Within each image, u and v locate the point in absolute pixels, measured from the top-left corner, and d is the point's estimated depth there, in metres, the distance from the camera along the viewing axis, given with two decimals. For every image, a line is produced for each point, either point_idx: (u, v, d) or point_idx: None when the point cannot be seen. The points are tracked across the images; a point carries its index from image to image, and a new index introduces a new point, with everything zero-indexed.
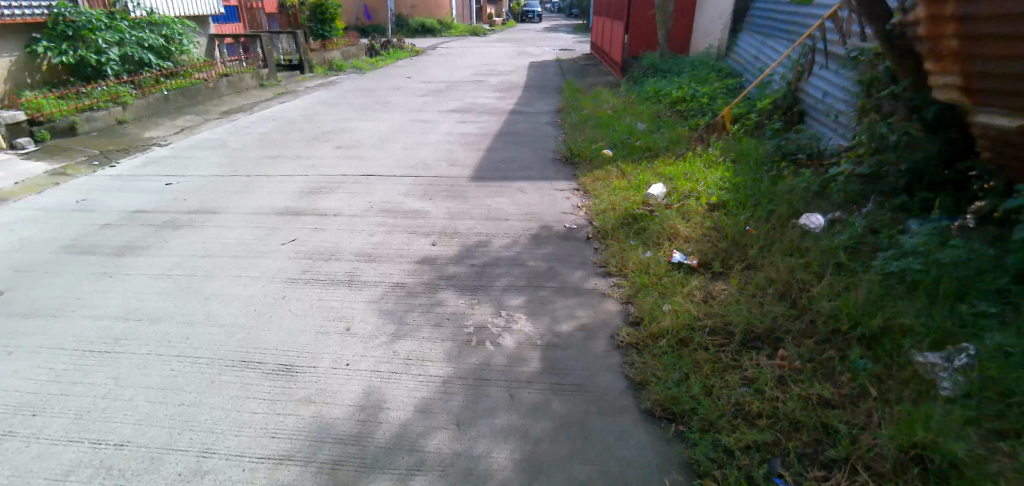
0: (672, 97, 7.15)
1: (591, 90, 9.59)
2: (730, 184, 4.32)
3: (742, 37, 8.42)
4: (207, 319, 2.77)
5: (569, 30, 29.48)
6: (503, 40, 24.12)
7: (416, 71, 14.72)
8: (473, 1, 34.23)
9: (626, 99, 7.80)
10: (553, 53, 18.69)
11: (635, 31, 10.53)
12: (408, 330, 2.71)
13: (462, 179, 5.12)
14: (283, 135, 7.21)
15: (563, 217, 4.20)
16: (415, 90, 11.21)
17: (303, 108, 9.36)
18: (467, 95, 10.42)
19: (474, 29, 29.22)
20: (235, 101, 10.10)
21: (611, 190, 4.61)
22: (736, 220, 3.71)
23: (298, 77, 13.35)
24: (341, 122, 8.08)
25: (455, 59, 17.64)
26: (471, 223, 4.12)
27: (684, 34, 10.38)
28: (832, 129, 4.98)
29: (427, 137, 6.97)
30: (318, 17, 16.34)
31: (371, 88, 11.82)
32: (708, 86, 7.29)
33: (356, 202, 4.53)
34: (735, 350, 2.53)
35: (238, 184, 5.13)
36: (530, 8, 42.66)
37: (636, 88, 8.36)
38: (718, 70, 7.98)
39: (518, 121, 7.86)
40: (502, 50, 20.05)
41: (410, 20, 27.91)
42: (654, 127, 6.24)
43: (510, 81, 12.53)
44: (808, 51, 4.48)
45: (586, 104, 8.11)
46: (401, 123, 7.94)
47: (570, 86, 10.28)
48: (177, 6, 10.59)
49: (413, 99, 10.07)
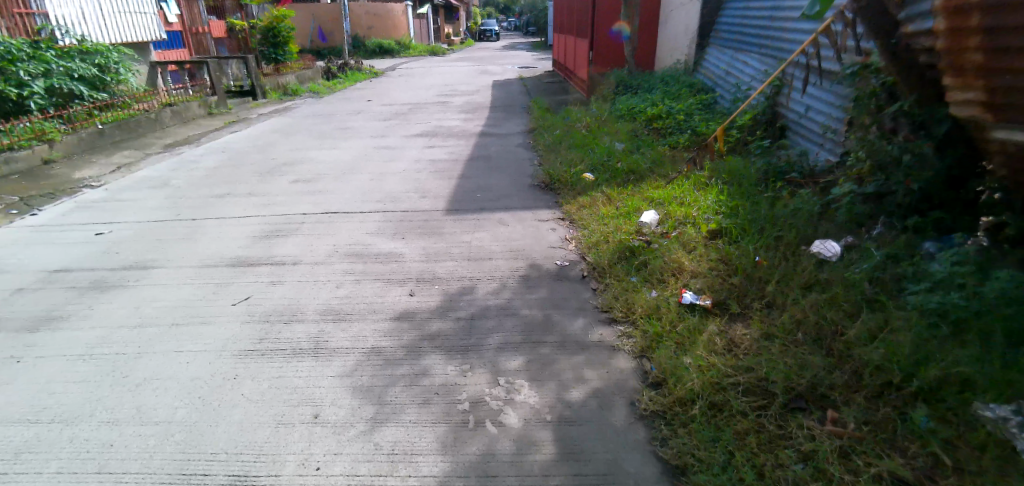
0: (646, 115, 6.92)
1: (560, 109, 9.32)
2: (728, 207, 3.99)
3: (711, 52, 8.29)
4: (139, 418, 2.33)
5: (527, 48, 29.50)
6: (463, 59, 23.88)
7: (375, 94, 14.26)
8: (430, 20, 33.99)
9: (599, 118, 7.54)
10: (515, 71, 18.50)
11: (600, 48, 10.37)
12: (390, 414, 2.29)
13: (435, 214, 4.71)
14: (234, 169, 6.68)
15: (552, 254, 3.81)
16: (376, 114, 10.74)
17: (256, 138, 8.81)
18: (431, 118, 10.01)
19: (432, 49, 28.94)
20: (180, 132, 9.49)
21: (599, 219, 4.26)
22: (743, 249, 3.33)
23: (250, 103, 12.76)
24: (298, 152, 7.55)
25: (416, 80, 17.29)
26: (451, 266, 3.69)
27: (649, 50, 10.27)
28: (819, 143, 4.77)
29: (393, 165, 6.52)
30: (269, 40, 15.53)
31: (330, 112, 11.30)
32: (682, 102, 7.09)
33: (318, 247, 4.05)
34: (779, 413, 2.14)
35: (182, 230, 4.60)
36: (486, 26, 42.77)
37: (608, 106, 8.14)
38: (690, 86, 7.81)
39: (488, 144, 7.49)
40: (463, 69, 19.78)
41: (367, 41, 27.43)
42: (633, 147, 5.97)
43: (474, 101, 12.19)
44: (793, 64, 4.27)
45: (558, 124, 7.83)
46: (364, 150, 7.48)
47: (538, 105, 10.00)
48: (111, 32, 10.08)
49: (375, 123, 9.61)
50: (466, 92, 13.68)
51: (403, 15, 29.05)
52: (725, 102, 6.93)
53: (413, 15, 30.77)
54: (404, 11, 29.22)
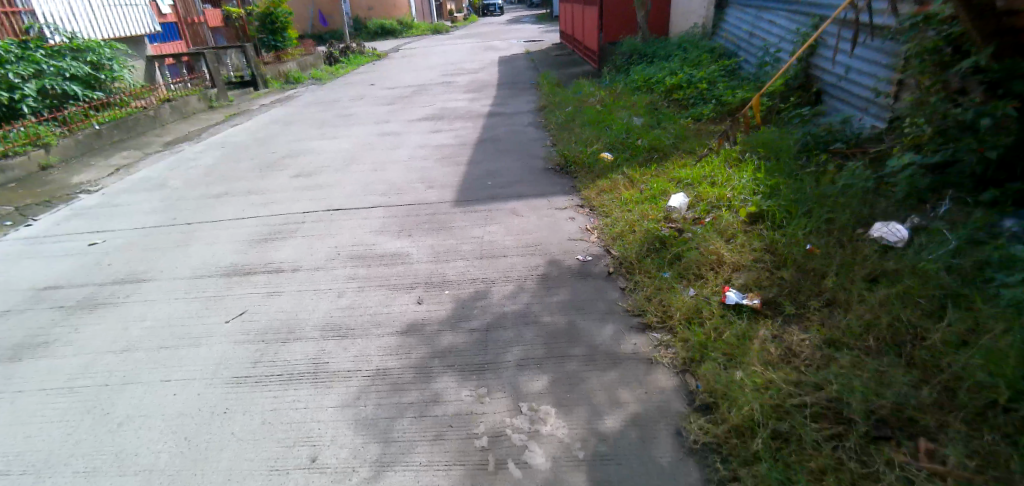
0: (664, 85, 6.47)
1: (571, 83, 8.86)
2: (767, 185, 3.58)
3: (730, 12, 7.75)
4: (119, 467, 2.08)
5: (532, 21, 28.68)
6: (467, 36, 23.25)
7: (379, 77, 13.85)
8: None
9: (612, 91, 7.09)
10: (521, 46, 17.90)
11: (611, 15, 9.84)
12: (399, 455, 1.98)
13: (442, 206, 4.37)
14: (233, 166, 6.39)
15: (571, 248, 3.46)
16: (378, 99, 10.35)
17: (256, 130, 8.51)
18: (437, 100, 9.61)
19: (436, 27, 28.30)
20: (179, 128, 9.24)
21: (622, 205, 3.88)
22: (789, 235, 2.95)
23: (252, 94, 12.47)
24: (299, 143, 7.24)
25: (420, 60, 16.82)
26: (462, 266, 3.35)
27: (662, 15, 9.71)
28: (863, 108, 4.33)
29: (396, 153, 6.16)
30: (268, 27, 15.27)
31: (332, 99, 10.94)
32: (702, 68, 6.60)
33: (318, 250, 3.73)
34: (860, 445, 1.79)
35: (176, 236, 4.32)
36: (490, 1, 41.79)
37: (622, 78, 7.66)
38: (709, 50, 7.30)
39: (496, 125, 7.09)
40: (467, 46, 19.23)
41: (369, 23, 26.88)
42: (653, 122, 5.54)
43: (481, 79, 11.73)
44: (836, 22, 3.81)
45: (570, 100, 7.39)
46: (367, 138, 7.14)
47: (547, 80, 9.53)
48: (104, 28, 9.79)
49: (377, 108, 9.25)
50: (472, 70, 13.21)
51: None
52: (749, 66, 6.45)
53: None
54: None
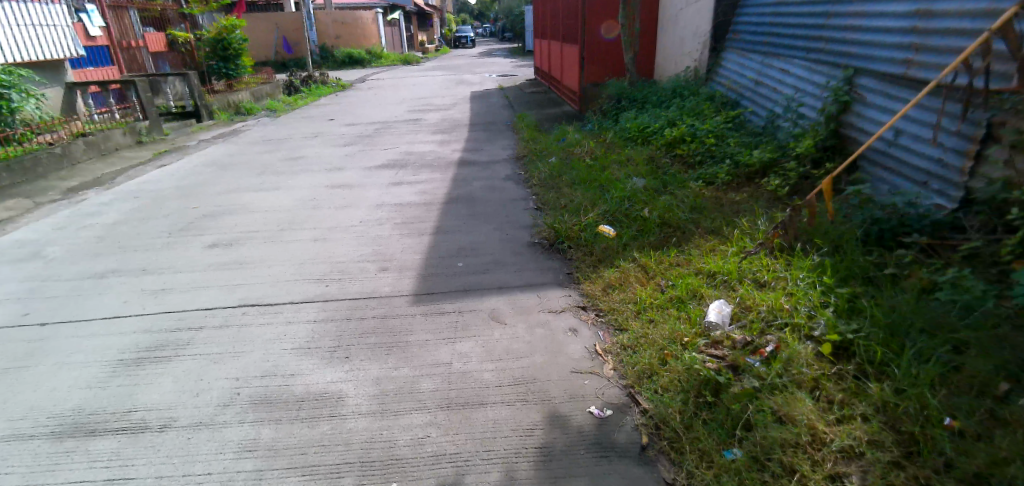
0: (661, 140, 5.64)
1: (551, 128, 7.96)
2: (844, 295, 2.61)
3: (731, 57, 7.01)
4: None
5: (505, 54, 28.10)
6: (437, 68, 22.43)
7: (339, 111, 12.79)
8: (402, 29, 32.53)
9: (600, 143, 6.22)
10: (494, 80, 17.06)
11: (593, 55, 9.09)
12: None
13: (398, 304, 3.30)
14: (143, 225, 5.21)
15: (577, 390, 2.41)
16: (336, 137, 9.27)
17: (186, 174, 7.32)
18: (401, 141, 8.57)
19: (405, 58, 27.48)
20: (95, 169, 7.97)
21: (641, 315, 2.88)
22: (916, 396, 1.99)
23: (194, 127, 11.22)
24: (232, 194, 6.10)
25: (386, 93, 15.85)
26: (418, 430, 2.27)
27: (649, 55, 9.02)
28: (923, 183, 3.43)
29: (347, 215, 5.07)
30: (219, 52, 13.85)
31: (284, 136, 9.81)
32: (705, 120, 5.77)
33: (209, 391, 2.69)
34: None
35: (23, 351, 3.18)
36: (460, 33, 41.43)
37: (610, 126, 6.81)
38: (709, 97, 6.51)
39: (468, 179, 6.09)
40: (438, 79, 18.39)
41: (335, 51, 25.86)
42: (655, 186, 4.65)
43: (451, 117, 10.76)
44: (932, 83, 2.90)
45: (553, 150, 6.48)
46: (315, 189, 6.05)
47: (525, 123, 8.63)
48: (9, 50, 8.54)
49: (333, 150, 8.16)
50: (441, 106, 12.29)
51: (373, 23, 27.53)
52: (760, 119, 5.65)
53: (384, 22, 29.22)
54: (374, 18, 27.72)
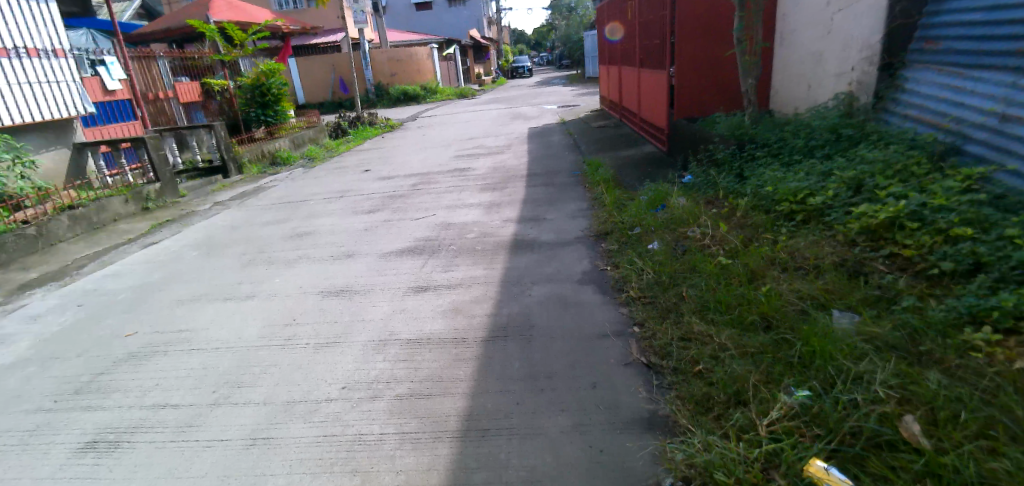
0: (846, 228, 3.46)
1: (640, 189, 5.81)
2: None
3: (925, 77, 4.68)
4: None
5: (566, 84, 26.31)
6: (495, 101, 20.90)
7: (381, 157, 11.19)
8: (459, 62, 31.47)
9: (734, 226, 4.09)
10: (555, 114, 15.14)
11: (692, 85, 7.29)
12: None
13: None
14: (36, 374, 3.41)
15: None
16: (364, 198, 7.48)
17: (162, 261, 5.66)
18: (441, 203, 6.67)
19: (462, 91, 26.16)
20: (71, 249, 6.47)
21: None
22: None
23: (219, 185, 9.84)
24: (194, 303, 4.26)
25: (436, 132, 14.27)
26: None
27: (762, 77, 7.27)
28: None
29: (328, 365, 3.08)
30: (257, 99, 12.74)
31: (308, 196, 8.14)
32: (922, 187, 3.53)
33: None
34: None
35: None
36: (519, 63, 40.16)
37: (738, 191, 4.63)
38: (900, 140, 4.23)
39: (526, 281, 4.03)
40: (495, 114, 16.72)
41: (390, 88, 24.87)
42: (889, 344, 2.49)
43: (506, 165, 8.81)
44: None
45: (657, 236, 4.32)
46: (305, 295, 4.17)
47: (605, 180, 6.50)
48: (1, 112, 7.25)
49: (354, 219, 6.33)
50: (495, 149, 10.45)
51: (430, 58, 26.48)
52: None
53: (440, 57, 28.16)
54: (431, 53, 26.68)
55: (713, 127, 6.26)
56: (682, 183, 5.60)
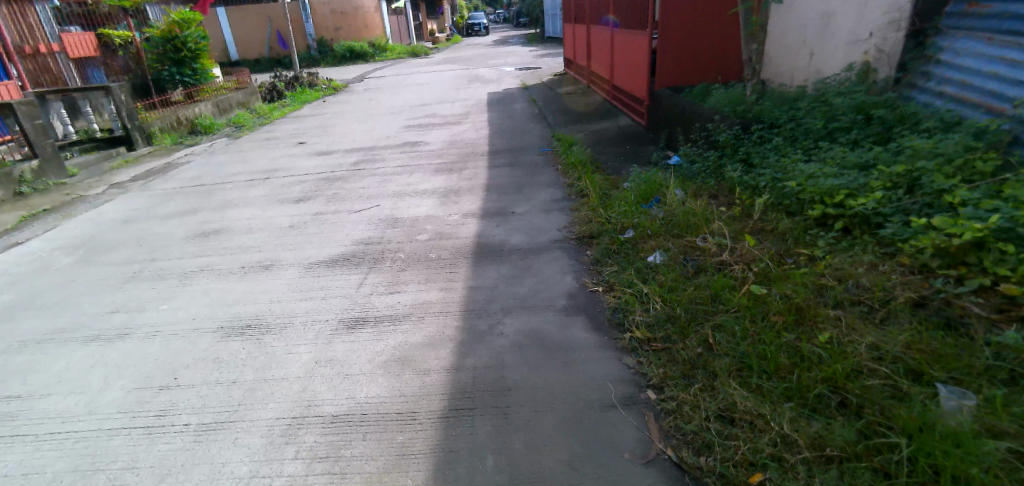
0: (912, 244, 2.59)
1: (625, 180, 4.92)
2: None
3: (969, 48, 3.92)
4: None
5: (526, 42, 24.88)
6: (451, 61, 19.42)
7: (320, 126, 9.88)
8: (410, 17, 29.39)
9: (755, 238, 3.25)
10: (515, 76, 13.96)
11: (677, 52, 6.55)
12: None
13: None
14: None
15: None
16: (296, 180, 6.33)
17: (28, 270, 4.46)
18: (388, 189, 5.60)
19: (414, 49, 24.37)
20: None
21: None
22: None
23: (120, 160, 8.39)
24: (37, 346, 3.22)
25: (385, 97, 12.91)
26: None
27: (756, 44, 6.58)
28: None
29: (205, 474, 2.19)
30: (169, 55, 10.92)
31: (228, 176, 6.88)
32: (999, 193, 2.72)
33: None
34: None
35: None
36: (474, 19, 38.11)
37: (752, 187, 3.81)
38: (948, 127, 3.45)
39: (495, 310, 3.10)
40: (450, 75, 15.38)
41: (334, 45, 22.87)
42: None
43: (462, 139, 7.76)
44: None
45: (658, 247, 3.44)
46: (205, 331, 3.17)
47: (581, 165, 5.60)
48: None
49: (280, 210, 5.22)
50: (450, 119, 9.34)
51: (378, 12, 24.44)
52: None
53: (388, 12, 26.11)
54: (379, 6, 24.63)
55: (706, 104, 5.41)
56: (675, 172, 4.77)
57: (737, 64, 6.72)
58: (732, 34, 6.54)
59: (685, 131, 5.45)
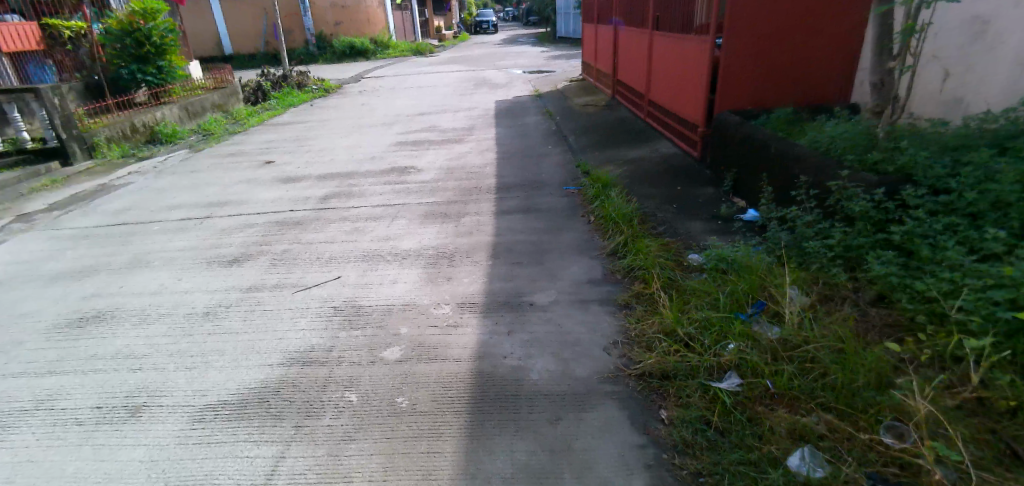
0: None
1: (695, 261, 3.47)
2: None
3: None
4: None
5: (538, 43, 23.33)
6: (458, 60, 17.91)
7: (300, 137, 8.39)
8: (417, 13, 27.86)
9: (993, 438, 1.81)
10: (528, 81, 12.46)
11: (746, 65, 5.22)
12: None
13: None
14: None
15: None
16: (243, 224, 4.87)
17: None
18: (361, 249, 4.14)
19: (419, 47, 22.84)
20: None
21: None
22: None
23: (49, 179, 6.95)
24: None
25: (381, 101, 11.44)
26: None
27: (853, 64, 5.28)
28: None
29: None
30: (130, 51, 9.34)
31: (165, 211, 5.40)
32: None
33: None
34: None
35: None
36: (484, 17, 36.55)
37: (940, 307, 2.33)
38: None
39: None
40: (456, 78, 13.88)
41: (334, 41, 21.35)
42: None
43: (463, 166, 6.28)
44: None
45: (802, 440, 1.96)
46: None
47: (622, 223, 4.13)
48: None
49: (201, 281, 3.81)
50: (452, 134, 7.85)
51: (382, 7, 22.95)
52: None
53: (394, 7, 24.61)
54: (384, 1, 23.13)
55: (805, 141, 3.88)
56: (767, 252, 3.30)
57: (828, 84, 5.35)
58: (826, 44, 5.19)
59: (775, 183, 4.00)
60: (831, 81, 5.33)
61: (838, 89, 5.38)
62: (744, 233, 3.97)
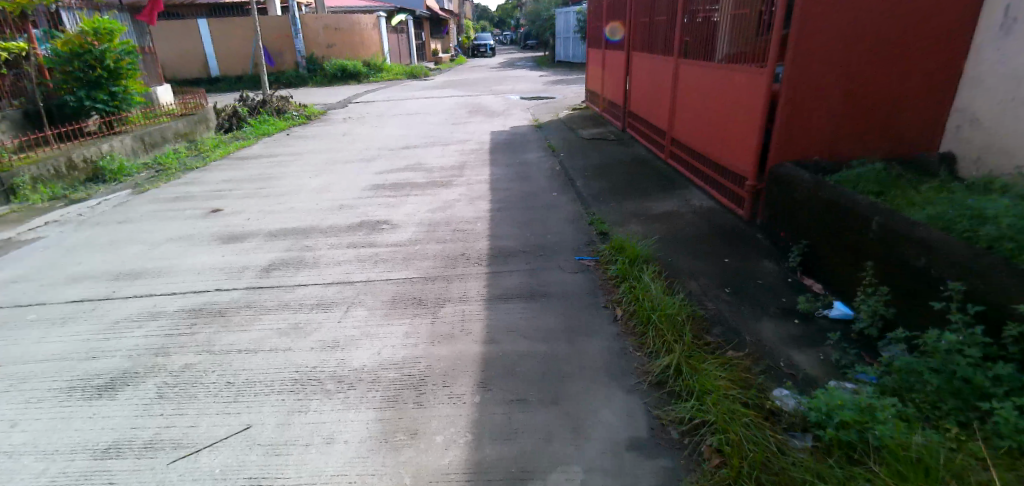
0: None
1: (798, 416, 2.29)
2: None
3: None
4: None
5: (537, 66, 22.39)
6: (452, 84, 16.86)
7: (263, 175, 7.18)
8: (412, 35, 26.97)
9: None
10: (526, 108, 11.35)
11: (811, 105, 4.06)
12: None
13: None
14: None
15: None
16: (148, 313, 3.60)
17: None
18: (294, 365, 2.91)
19: (413, 69, 21.85)
20: None
21: None
22: None
23: None
24: None
25: (365, 130, 10.29)
26: None
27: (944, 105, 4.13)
28: None
29: None
30: (78, 74, 8.06)
31: (59, 284, 4.12)
32: None
33: None
34: None
35: None
36: (482, 38, 35.78)
37: None
38: None
39: None
40: (449, 103, 12.77)
41: (324, 63, 20.31)
42: None
43: (450, 219, 5.06)
44: None
45: None
46: None
47: (665, 333, 2.92)
48: None
49: (54, 432, 2.59)
50: (440, 174, 6.65)
51: (376, 28, 21.99)
52: None
53: (388, 29, 23.68)
54: (378, 22, 22.18)
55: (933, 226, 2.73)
56: (911, 400, 2.26)
57: (912, 130, 4.19)
58: (913, 76, 4.03)
59: (894, 278, 2.81)
60: (916, 127, 4.17)
61: (923, 134, 4.21)
62: (843, 351, 2.79)
